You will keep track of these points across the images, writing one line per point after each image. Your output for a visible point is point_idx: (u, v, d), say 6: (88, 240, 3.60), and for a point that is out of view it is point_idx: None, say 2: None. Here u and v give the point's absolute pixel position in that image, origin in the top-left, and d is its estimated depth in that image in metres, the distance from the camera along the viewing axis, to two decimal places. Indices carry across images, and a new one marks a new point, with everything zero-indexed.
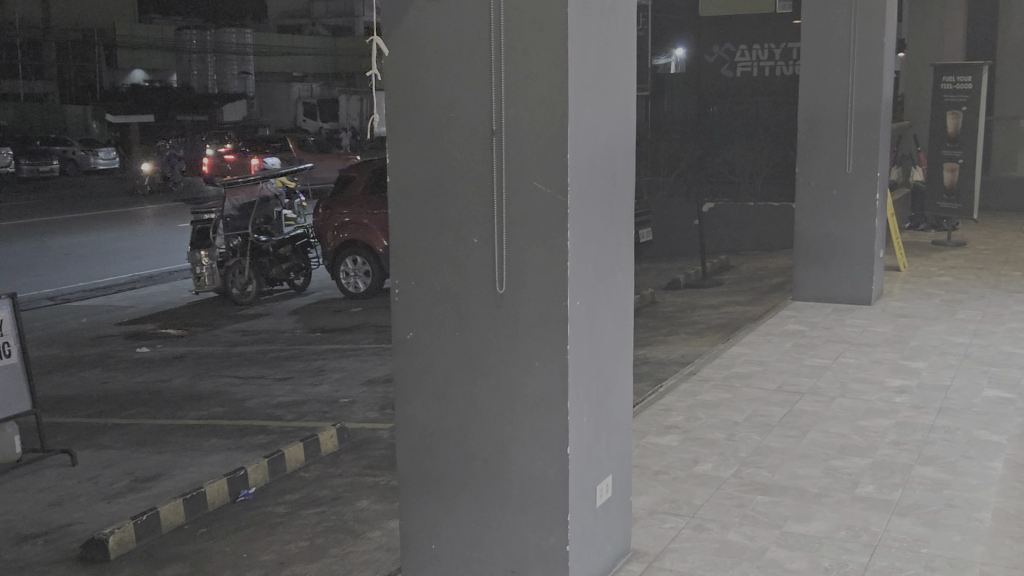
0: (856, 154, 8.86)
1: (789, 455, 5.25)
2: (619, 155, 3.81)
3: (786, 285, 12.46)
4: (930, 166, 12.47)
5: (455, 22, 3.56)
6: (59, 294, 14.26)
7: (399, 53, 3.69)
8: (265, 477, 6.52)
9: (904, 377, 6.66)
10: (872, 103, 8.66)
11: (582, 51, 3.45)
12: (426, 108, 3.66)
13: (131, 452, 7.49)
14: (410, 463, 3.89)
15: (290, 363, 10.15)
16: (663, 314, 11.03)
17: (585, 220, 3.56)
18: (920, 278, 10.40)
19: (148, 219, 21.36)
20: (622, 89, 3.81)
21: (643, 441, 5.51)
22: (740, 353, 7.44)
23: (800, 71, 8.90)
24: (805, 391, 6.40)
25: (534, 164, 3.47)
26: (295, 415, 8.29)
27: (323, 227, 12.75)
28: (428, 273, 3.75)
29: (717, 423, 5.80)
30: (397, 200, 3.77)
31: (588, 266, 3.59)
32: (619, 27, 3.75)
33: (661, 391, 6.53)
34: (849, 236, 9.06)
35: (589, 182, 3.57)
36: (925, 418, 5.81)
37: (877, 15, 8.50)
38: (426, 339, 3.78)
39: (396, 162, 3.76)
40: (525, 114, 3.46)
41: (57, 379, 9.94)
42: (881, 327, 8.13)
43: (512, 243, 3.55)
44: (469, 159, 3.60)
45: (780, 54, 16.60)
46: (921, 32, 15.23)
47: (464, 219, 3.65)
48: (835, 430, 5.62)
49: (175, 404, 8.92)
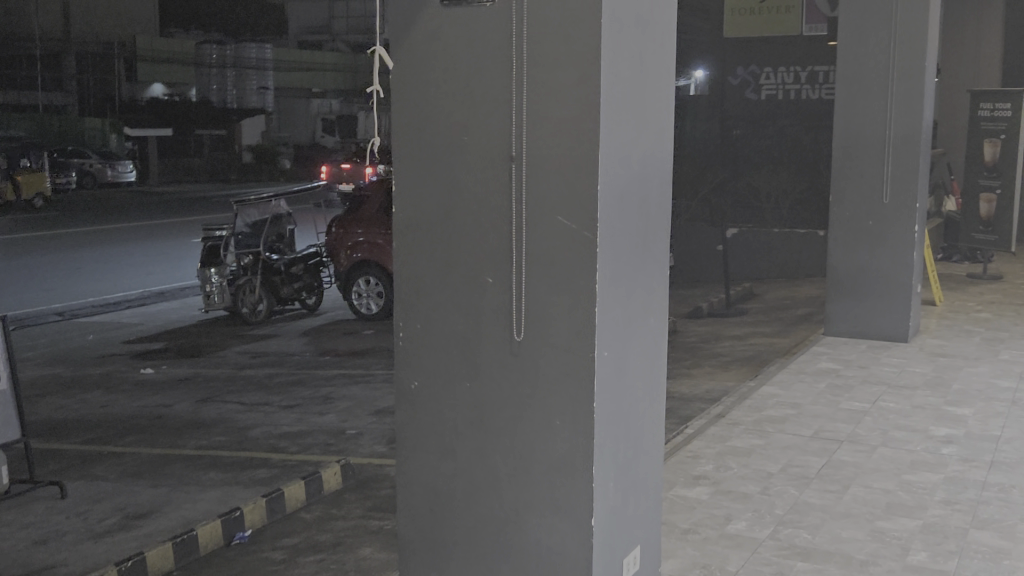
0: (894, 183, 8.37)
1: (830, 514, 4.80)
2: (655, 186, 3.39)
3: (814, 316, 11.98)
4: (966, 195, 11.98)
5: (472, 34, 3.18)
6: (69, 309, 13.96)
7: (406, 66, 3.31)
8: (262, 518, 6.11)
9: (949, 425, 6.18)
10: (911, 129, 8.20)
11: (615, 69, 3.04)
12: (437, 127, 3.28)
13: (125, 484, 7.09)
14: (413, 531, 3.49)
15: (297, 389, 9.73)
16: (686, 345, 10.57)
17: (614, 259, 3.13)
18: (958, 313, 9.94)
19: (165, 234, 20.93)
20: (658, 113, 3.39)
21: (670, 493, 5.06)
22: (771, 394, 6.97)
23: (834, 97, 8.45)
24: (844, 438, 5.94)
25: (558, 196, 3.07)
26: (298, 447, 7.87)
27: (336, 246, 12.32)
28: (437, 315, 3.35)
29: (751, 474, 5.35)
30: (404, 234, 3.38)
31: (617, 312, 3.17)
32: (656, 43, 3.35)
33: (689, 434, 6.08)
34: (886, 271, 8.57)
35: (620, 216, 3.16)
36: (976, 474, 5.34)
37: (916, 38, 8.06)
38: (434, 389, 3.38)
39: (402, 193, 3.37)
40: (551, 137, 3.06)
41: (57, 401, 9.55)
42: (920, 368, 7.67)
43: (533, 287, 3.14)
44: (486, 190, 3.21)
45: (806, 77, 15.12)
46: (956, 57, 14.74)
47: (477, 256, 3.25)
48: (879, 486, 5.16)
49: (176, 431, 8.52)
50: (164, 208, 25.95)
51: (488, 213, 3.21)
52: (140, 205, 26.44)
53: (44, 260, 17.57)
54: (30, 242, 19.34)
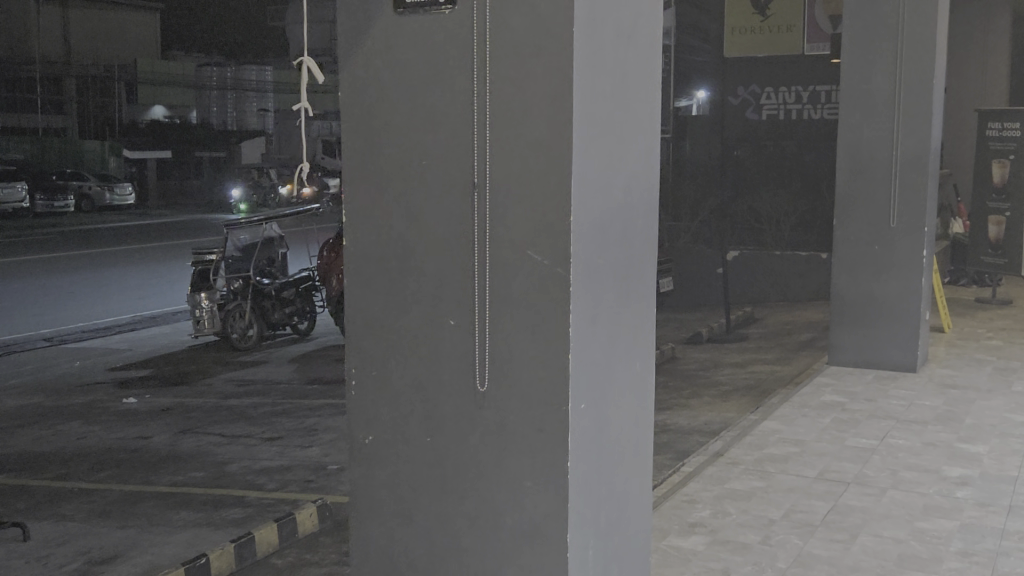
0: (902, 206, 8.01)
1: (836, 568, 4.40)
2: (640, 215, 3.10)
3: (817, 341, 11.59)
4: (973, 217, 11.52)
5: (434, 46, 2.92)
6: (57, 335, 13.59)
7: (359, 81, 3.06)
8: (231, 564, 5.63)
9: (963, 466, 5.78)
10: (920, 150, 7.84)
11: (591, 85, 2.77)
12: (394, 152, 3.02)
13: (91, 525, 6.69)
14: None
15: (281, 420, 9.35)
16: (685, 372, 10.18)
17: (592, 298, 2.85)
18: (968, 341, 9.55)
19: (160, 257, 20.67)
20: (643, 133, 3.10)
21: (663, 543, 4.67)
22: (773, 429, 6.57)
23: (839, 115, 8.08)
24: (850, 480, 5.55)
25: (528, 230, 2.80)
26: (277, 484, 7.48)
27: (328, 270, 11.97)
28: (395, 360, 3.09)
29: (751, 520, 4.96)
30: (357, 271, 3.13)
31: (596, 358, 2.89)
32: (639, 55, 3.05)
33: (686, 476, 5.68)
34: (892, 296, 8.19)
35: (600, 251, 2.88)
36: (995, 520, 4.95)
37: (924, 58, 7.70)
38: (391, 441, 3.13)
39: (355, 226, 3.11)
40: (518, 163, 2.80)
41: (33, 433, 9.18)
42: (930, 401, 7.27)
43: (500, 331, 2.88)
44: (449, 221, 2.95)
45: (807, 96, 14.55)
46: (960, 76, 14.47)
47: (441, 296, 2.99)
48: (890, 535, 4.77)
49: (152, 465, 8.14)
50: (160, 231, 25.72)
51: (451, 248, 2.95)
52: (136, 228, 26.20)
53: (36, 282, 17.29)
54: (22, 265, 19.01)
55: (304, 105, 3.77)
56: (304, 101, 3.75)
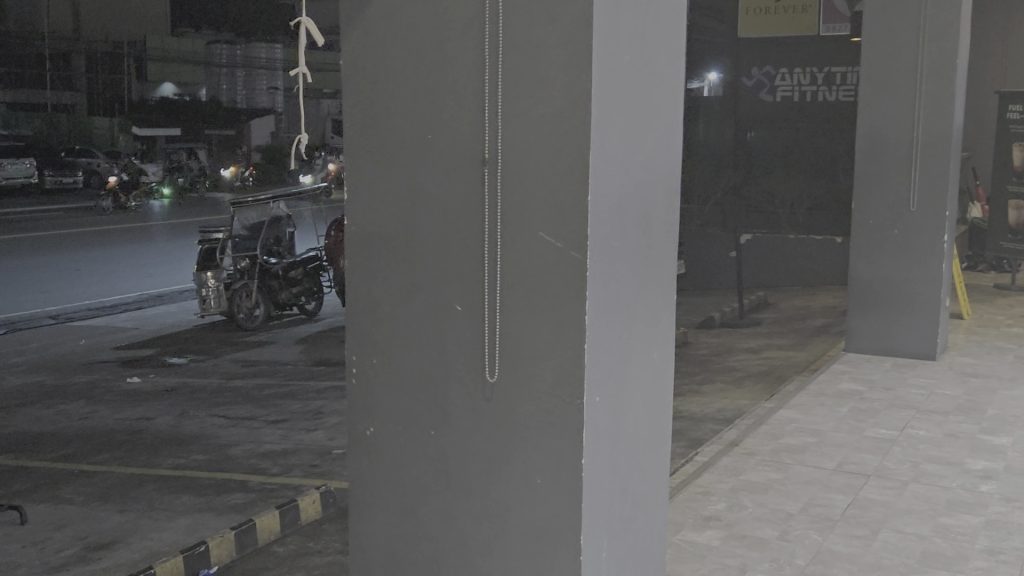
0: (922, 190, 7.79)
1: (857, 566, 4.23)
2: (660, 195, 2.91)
3: (831, 327, 11.37)
4: (993, 200, 11.22)
5: (440, 12, 2.75)
6: (64, 312, 13.47)
7: (364, 49, 2.89)
8: (231, 553, 5.45)
9: (986, 459, 5.59)
10: (941, 131, 7.62)
11: (611, 51, 2.58)
12: (397, 127, 2.85)
13: (91, 509, 6.54)
14: None
15: (286, 403, 9.18)
16: (697, 357, 9.99)
17: (609, 284, 2.67)
18: (987, 328, 9.34)
19: (169, 235, 20.57)
20: (663, 109, 2.90)
21: (677, 539, 4.50)
22: (790, 419, 6.38)
23: (858, 95, 7.86)
24: (870, 472, 5.37)
25: (539, 210, 2.62)
26: (280, 468, 7.33)
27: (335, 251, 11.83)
28: (399, 348, 2.93)
29: (769, 514, 4.79)
30: (360, 255, 2.97)
31: (612, 348, 2.71)
32: (660, 24, 2.86)
33: (700, 466, 5.50)
34: (911, 281, 7.98)
35: (618, 233, 2.69)
36: (1020, 516, 4.77)
37: (948, 37, 7.47)
38: (394, 433, 2.98)
39: (362, 206, 2.95)
40: (529, 138, 2.62)
41: (36, 413, 9.03)
42: (951, 390, 7.07)
43: (510, 320, 2.71)
44: (456, 202, 2.78)
45: (822, 78, 14.21)
46: (981, 57, 14.16)
47: (446, 279, 2.82)
48: (912, 531, 4.59)
49: (154, 447, 8.00)
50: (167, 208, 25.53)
51: (456, 230, 2.79)
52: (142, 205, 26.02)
53: (47, 259, 17.25)
54: (32, 242, 18.95)
55: (299, 78, 3.50)
56: (299, 76, 3.50)
